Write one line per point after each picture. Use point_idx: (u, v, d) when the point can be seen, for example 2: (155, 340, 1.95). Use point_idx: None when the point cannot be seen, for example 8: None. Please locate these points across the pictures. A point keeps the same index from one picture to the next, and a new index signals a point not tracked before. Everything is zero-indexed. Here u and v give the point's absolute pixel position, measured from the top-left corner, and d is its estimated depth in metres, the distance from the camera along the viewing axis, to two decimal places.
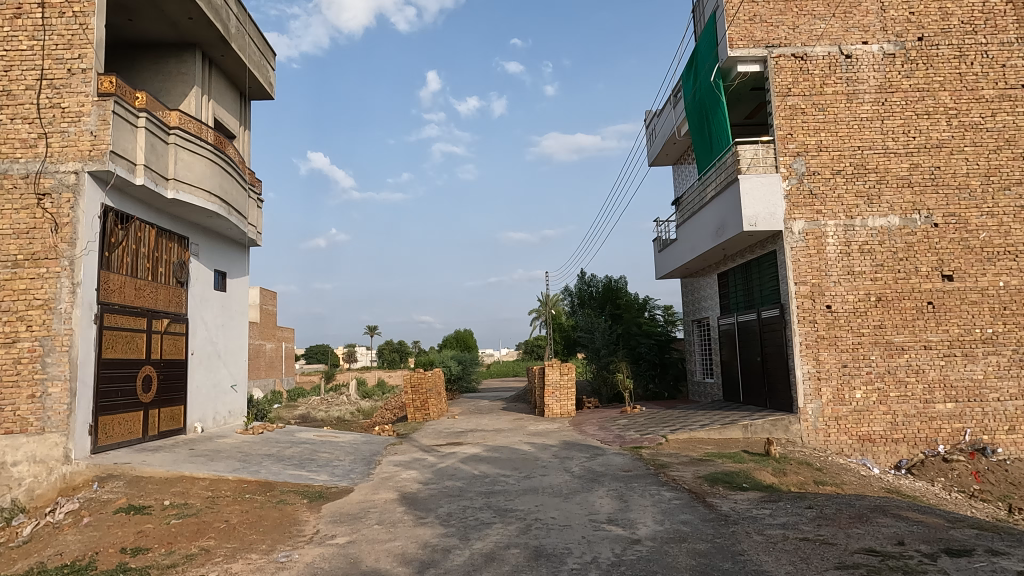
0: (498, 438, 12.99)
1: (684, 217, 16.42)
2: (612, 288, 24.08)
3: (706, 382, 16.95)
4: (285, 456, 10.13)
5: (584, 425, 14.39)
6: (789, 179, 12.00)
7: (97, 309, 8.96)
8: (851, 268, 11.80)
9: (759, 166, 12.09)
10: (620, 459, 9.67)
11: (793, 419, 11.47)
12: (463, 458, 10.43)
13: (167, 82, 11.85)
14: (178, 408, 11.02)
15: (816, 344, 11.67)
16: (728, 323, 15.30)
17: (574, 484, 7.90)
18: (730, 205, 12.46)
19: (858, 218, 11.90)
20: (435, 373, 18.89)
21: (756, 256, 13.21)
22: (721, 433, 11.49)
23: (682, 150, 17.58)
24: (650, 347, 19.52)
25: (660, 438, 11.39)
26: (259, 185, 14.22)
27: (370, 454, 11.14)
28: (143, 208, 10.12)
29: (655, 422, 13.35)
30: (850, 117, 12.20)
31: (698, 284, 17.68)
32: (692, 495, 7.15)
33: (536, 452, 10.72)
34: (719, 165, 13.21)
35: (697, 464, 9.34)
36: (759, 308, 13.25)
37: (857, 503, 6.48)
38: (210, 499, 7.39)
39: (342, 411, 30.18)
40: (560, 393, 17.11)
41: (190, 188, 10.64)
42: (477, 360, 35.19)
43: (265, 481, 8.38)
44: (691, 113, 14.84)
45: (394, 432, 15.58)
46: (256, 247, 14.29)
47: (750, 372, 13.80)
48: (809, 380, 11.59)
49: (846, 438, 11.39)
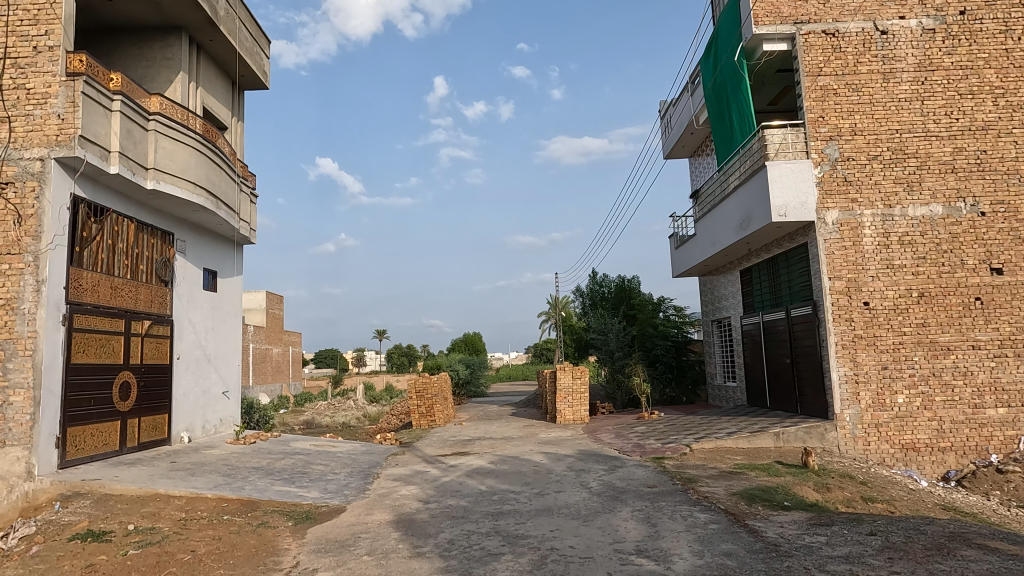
0: (508, 447, 12.10)
1: (702, 211, 15.50)
2: (626, 288, 23.24)
3: (728, 386, 15.99)
4: (276, 470, 9.28)
5: (599, 432, 13.48)
6: (821, 166, 11.06)
7: (67, 309, 8.16)
8: (890, 261, 10.83)
9: (788, 152, 11.17)
10: (643, 472, 8.76)
11: (829, 426, 10.51)
12: (469, 471, 9.55)
13: (151, 68, 11.06)
14: (162, 417, 10.21)
15: (854, 344, 10.71)
16: (752, 323, 14.34)
17: (594, 503, 6.97)
18: (756, 194, 11.52)
19: (897, 207, 10.93)
20: (440, 378, 18.08)
21: (784, 250, 12.27)
22: (750, 442, 10.50)
23: (700, 142, 16.65)
24: (666, 349, 18.54)
25: (685, 447, 10.45)
26: (252, 179, 13.43)
27: (369, 466, 10.27)
28: (120, 200, 9.32)
29: (676, 429, 12.42)
30: (886, 97, 11.24)
31: (718, 282, 16.74)
32: (731, 518, 6.21)
33: (550, 463, 9.82)
34: (743, 153, 12.30)
35: (729, 479, 8.40)
36: (788, 307, 12.29)
37: (929, 530, 5.52)
38: (181, 523, 6.53)
39: (347, 416, 29.36)
40: (572, 398, 16.19)
41: (173, 179, 9.83)
42: (486, 363, 34.29)
43: (249, 500, 7.52)
44: (710, 101, 13.92)
45: (398, 440, 14.76)
46: (250, 244, 13.50)
47: (778, 375, 12.84)
48: (846, 384, 10.63)
49: (888, 447, 10.42)
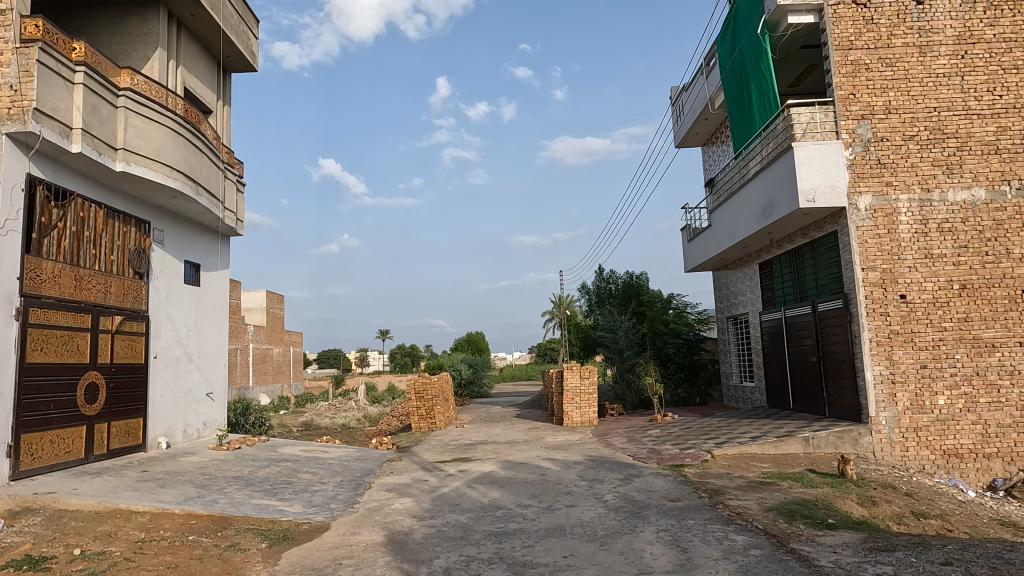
0: (512, 452, 11.23)
1: (718, 201, 14.61)
2: (633, 285, 22.29)
3: (745, 387, 15.12)
4: (258, 480, 8.43)
5: (610, 436, 12.62)
6: (852, 147, 10.17)
7: (21, 302, 7.31)
8: (928, 250, 9.93)
9: (816, 132, 10.28)
10: (663, 483, 7.87)
11: (863, 431, 9.62)
12: (471, 480, 8.71)
13: (127, 44, 10.22)
14: (135, 421, 9.38)
15: (889, 341, 9.81)
16: (772, 319, 13.45)
17: (612, 521, 6.10)
18: (781, 177, 10.62)
19: (935, 191, 10.03)
20: (440, 378, 17.23)
21: (810, 239, 11.37)
22: (777, 447, 9.62)
23: (714, 128, 15.76)
24: (679, 348, 17.76)
25: (705, 454, 9.56)
26: (239, 165, 12.60)
27: (361, 475, 9.41)
28: (85, 183, 8.47)
29: (693, 433, 11.55)
30: (923, 73, 10.33)
31: (733, 276, 15.84)
32: (773, 541, 5.33)
33: (558, 471, 8.96)
34: (765, 135, 11.40)
35: (759, 490, 7.52)
36: (814, 301, 11.40)
37: (1016, 559, 4.65)
38: (136, 546, 5.68)
39: (346, 418, 28.52)
40: (580, 399, 15.32)
41: (146, 161, 8.98)
42: (490, 364, 33.39)
43: (221, 516, 6.67)
44: (728, 83, 12.99)
45: (396, 444, 13.93)
46: (236, 236, 12.66)
47: (803, 374, 11.97)
48: (881, 384, 9.74)
49: (928, 453, 9.53)
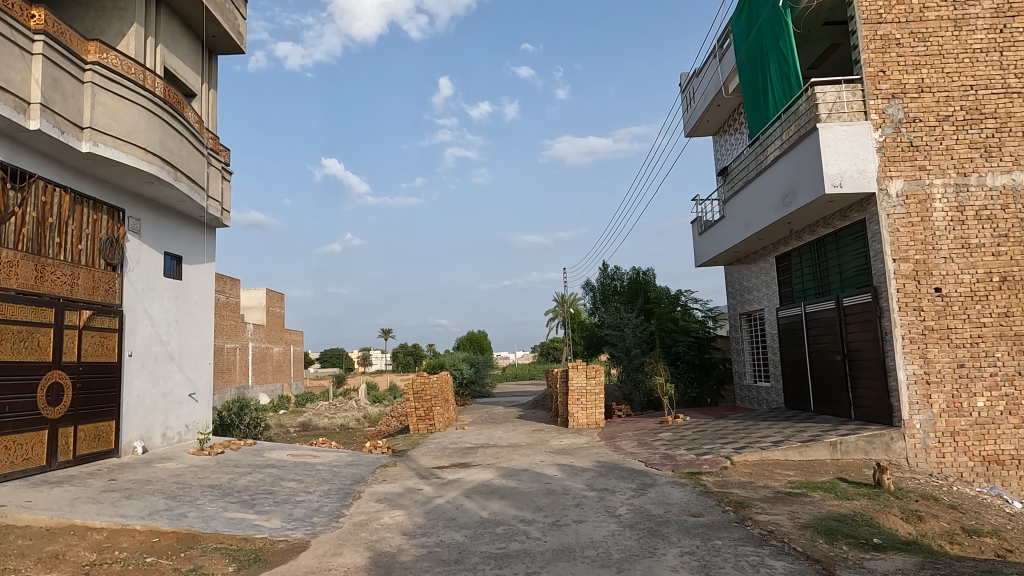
0: (514, 457, 10.49)
1: (731, 191, 13.85)
2: (640, 281, 21.60)
3: (760, 387, 14.34)
4: (237, 489, 7.72)
5: (619, 440, 11.87)
6: (882, 129, 9.40)
7: None
8: (965, 240, 9.16)
9: (843, 112, 9.52)
10: (681, 494, 7.12)
11: (896, 435, 8.85)
12: (469, 490, 7.98)
13: (101, 19, 9.49)
14: (107, 425, 8.67)
15: (923, 338, 9.04)
16: (790, 315, 12.67)
17: (628, 541, 5.37)
18: (803, 162, 9.86)
19: (972, 176, 9.26)
20: (439, 378, 16.47)
21: (834, 229, 10.60)
22: (802, 453, 8.87)
23: (726, 116, 14.98)
24: (689, 346, 16.87)
25: (724, 461, 8.79)
26: (225, 152, 11.87)
27: (351, 483, 8.68)
28: (47, 164, 7.76)
29: (708, 436, 10.80)
30: (959, 48, 9.56)
31: (746, 271, 15.08)
32: (818, 568, 4.58)
33: (564, 480, 8.22)
34: (785, 118, 10.64)
35: (789, 503, 6.77)
36: (839, 295, 10.63)
37: None
38: (83, 572, 4.94)
39: (345, 419, 27.78)
40: (586, 400, 14.58)
41: (116, 142, 8.25)
42: (491, 362, 32.38)
43: (188, 533, 5.94)
44: (742, 66, 12.21)
45: (391, 447, 13.19)
46: (222, 227, 11.92)
47: (825, 374, 11.21)
48: (915, 385, 8.97)
49: (967, 459, 8.76)
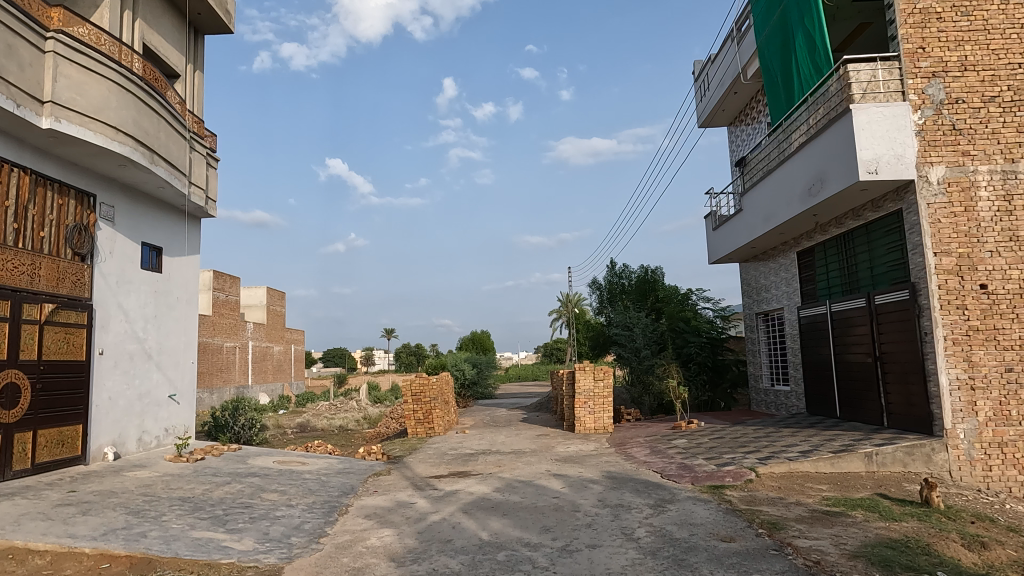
0: (517, 466, 9.72)
1: (749, 183, 13.09)
2: (648, 279, 20.83)
3: (778, 391, 13.54)
4: (211, 502, 6.96)
5: (630, 447, 11.08)
6: (921, 110, 8.61)
7: None
8: (1013, 232, 8.36)
9: (878, 93, 8.73)
10: (706, 513, 6.33)
11: (938, 446, 8.05)
12: (467, 505, 7.21)
13: None
14: (72, 429, 7.95)
15: (967, 340, 8.23)
16: (813, 314, 11.86)
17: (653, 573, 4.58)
18: (832, 147, 9.10)
19: (1020, 162, 8.46)
20: (439, 379, 15.66)
21: (865, 220, 9.81)
22: (833, 465, 8.07)
23: (743, 105, 14.20)
24: (701, 347, 16.04)
25: (749, 473, 7.99)
26: (208, 138, 11.12)
27: (338, 495, 7.90)
28: (3, 142, 7.03)
29: (727, 445, 10.00)
30: (1006, 23, 8.76)
31: (763, 268, 14.30)
32: None
33: (572, 494, 7.44)
34: (812, 101, 9.88)
35: (829, 525, 5.97)
36: (870, 292, 9.82)
37: None
38: None
39: (345, 419, 27.02)
40: (593, 403, 13.80)
41: (82, 119, 7.50)
42: (494, 362, 31.44)
43: (143, 558, 5.16)
44: (761, 50, 11.44)
45: (387, 453, 12.43)
46: (207, 217, 11.19)
47: (853, 378, 10.41)
48: (958, 391, 8.17)
49: (1016, 473, 7.97)
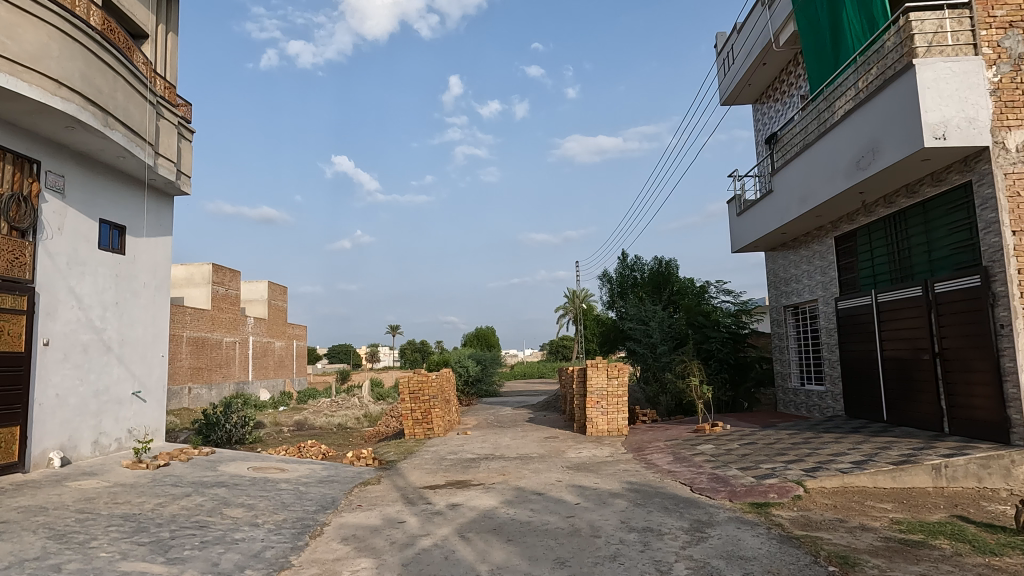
0: (524, 474, 8.55)
1: (780, 162, 11.89)
2: (662, 272, 19.64)
3: (811, 391, 12.32)
4: (158, 522, 5.82)
5: (650, 453, 9.90)
6: (997, 66, 7.39)
7: None
8: None
9: (945, 46, 7.53)
10: (756, 543, 5.14)
11: (1018, 458, 6.85)
12: (466, 524, 6.05)
13: None
14: (7, 432, 6.84)
15: None
16: (855, 306, 10.63)
17: None
18: (888, 110, 7.91)
19: None
20: (439, 376, 14.50)
21: (923, 197, 8.59)
22: (895, 479, 6.87)
23: (772, 78, 13.02)
24: (723, 343, 14.85)
25: (797, 487, 6.80)
26: (180, 105, 9.98)
27: (315, 510, 6.75)
28: None
29: (763, 452, 8.80)
30: None
31: (794, 257, 13.08)
32: None
33: (590, 512, 6.27)
34: (865, 61, 8.73)
35: (914, 560, 4.79)
36: (928, 280, 8.61)
37: None
38: None
39: (344, 418, 25.84)
40: (606, 403, 12.63)
41: (12, 67, 6.35)
42: (499, 359, 30.26)
43: None
44: (800, 10, 10.24)
45: (380, 457, 11.27)
46: (179, 192, 10.07)
47: (905, 377, 9.20)
48: None
49: None
